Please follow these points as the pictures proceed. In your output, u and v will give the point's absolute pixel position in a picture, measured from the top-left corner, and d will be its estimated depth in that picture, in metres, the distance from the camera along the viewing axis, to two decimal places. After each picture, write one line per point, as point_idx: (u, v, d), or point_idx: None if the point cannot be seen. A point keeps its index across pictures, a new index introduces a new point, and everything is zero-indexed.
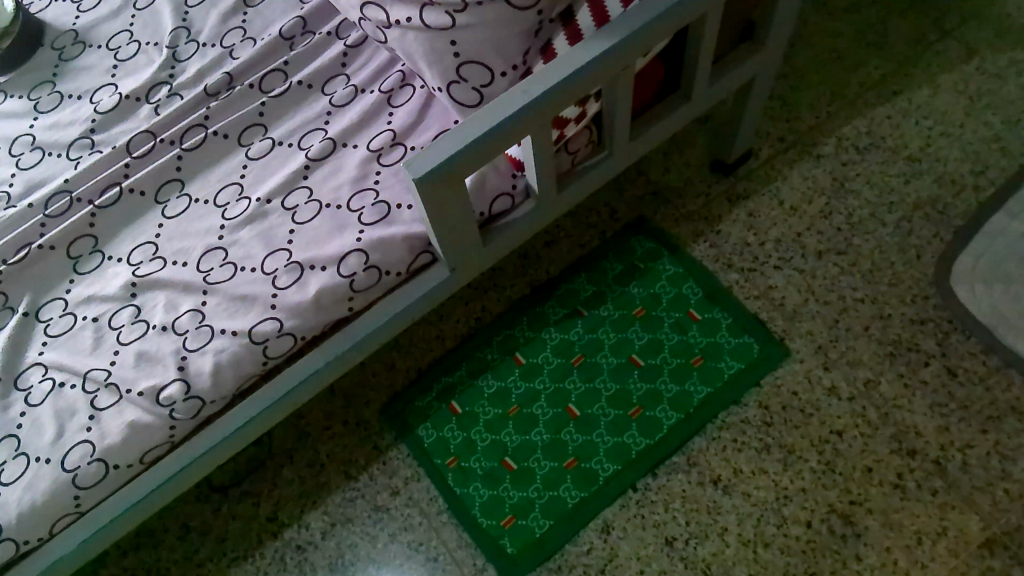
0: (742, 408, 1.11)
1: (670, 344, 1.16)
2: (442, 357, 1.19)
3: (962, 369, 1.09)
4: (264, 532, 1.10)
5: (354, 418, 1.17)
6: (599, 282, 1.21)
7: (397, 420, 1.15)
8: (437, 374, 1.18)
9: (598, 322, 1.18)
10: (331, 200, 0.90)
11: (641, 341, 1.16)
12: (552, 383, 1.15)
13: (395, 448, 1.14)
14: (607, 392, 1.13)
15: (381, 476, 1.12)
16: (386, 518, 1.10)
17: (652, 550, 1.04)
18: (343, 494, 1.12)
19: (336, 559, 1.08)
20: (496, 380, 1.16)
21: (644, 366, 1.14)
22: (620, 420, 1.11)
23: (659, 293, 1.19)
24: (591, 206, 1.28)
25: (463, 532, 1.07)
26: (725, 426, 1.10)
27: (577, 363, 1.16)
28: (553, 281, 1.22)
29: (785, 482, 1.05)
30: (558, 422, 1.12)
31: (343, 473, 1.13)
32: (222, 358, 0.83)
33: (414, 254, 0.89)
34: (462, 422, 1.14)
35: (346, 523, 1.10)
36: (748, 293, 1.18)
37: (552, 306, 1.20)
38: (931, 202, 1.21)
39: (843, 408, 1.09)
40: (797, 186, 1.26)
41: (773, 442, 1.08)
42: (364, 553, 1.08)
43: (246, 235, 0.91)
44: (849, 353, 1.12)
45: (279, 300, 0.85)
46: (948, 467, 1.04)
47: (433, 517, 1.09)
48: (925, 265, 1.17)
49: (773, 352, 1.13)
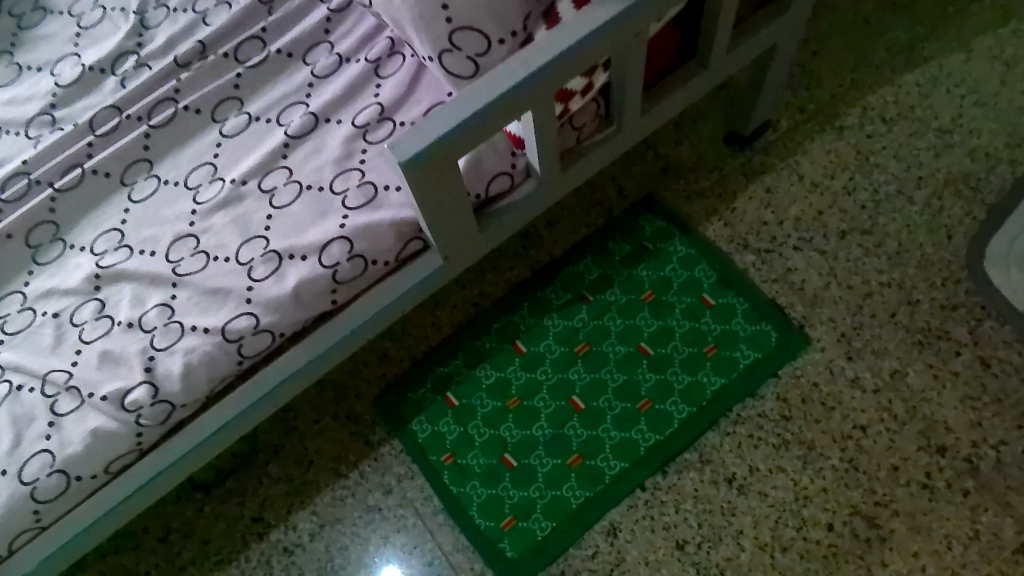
0: (759, 401, 1.03)
1: (681, 332, 1.07)
2: (438, 346, 1.09)
3: (997, 360, 1.02)
4: (249, 534, 1.01)
5: (345, 412, 1.06)
6: (605, 265, 1.12)
7: (390, 413, 1.05)
8: (432, 365, 1.08)
9: (605, 308, 1.09)
10: (312, 181, 0.83)
11: (650, 328, 1.08)
12: (554, 374, 1.06)
13: (388, 443, 1.04)
14: (614, 384, 1.05)
15: (372, 473, 1.03)
16: (378, 519, 1.01)
17: (662, 555, 0.97)
18: (332, 493, 1.02)
19: (326, 563, 0.99)
20: (495, 370, 1.07)
21: (653, 356, 1.06)
22: (627, 413, 1.03)
23: (670, 276, 1.11)
24: (597, 183, 1.19)
25: (460, 535, 0.99)
26: (739, 421, 1.02)
27: (582, 353, 1.07)
28: (557, 263, 1.13)
29: (804, 481, 0.99)
30: (561, 416, 1.04)
31: (333, 471, 1.03)
32: (192, 358, 0.76)
33: (404, 241, 0.81)
34: (459, 416, 1.05)
35: (335, 524, 1.01)
36: (765, 276, 1.10)
37: (556, 291, 1.11)
38: (963, 178, 1.13)
39: (866, 401, 1.02)
40: (818, 160, 1.17)
41: (793, 438, 1.01)
42: (354, 557, 0.99)
43: (219, 221, 0.83)
44: (875, 342, 1.05)
45: (256, 293, 0.78)
46: (980, 466, 0.97)
47: (429, 518, 1.00)
48: (957, 248, 1.09)
49: (791, 340, 1.05)
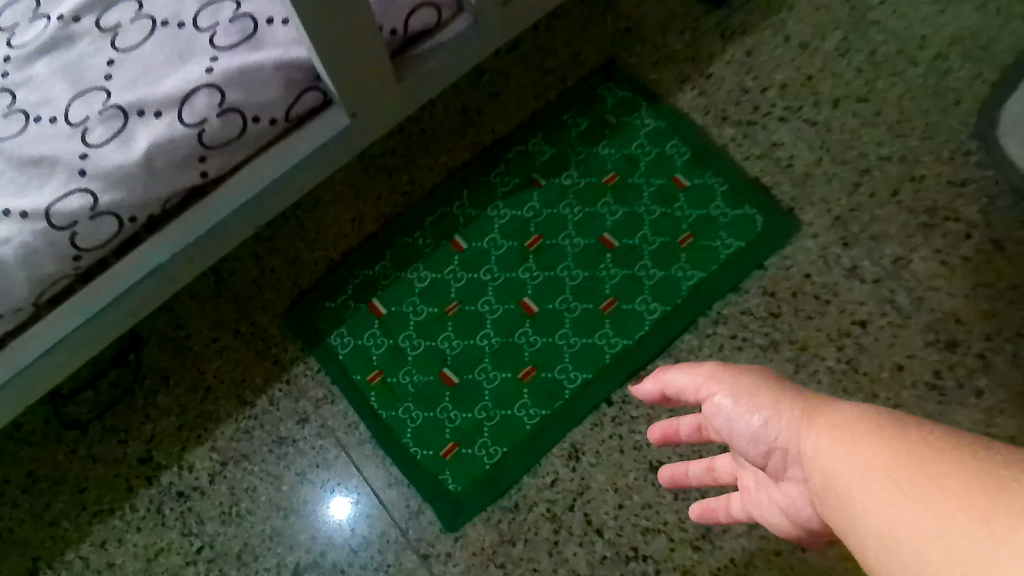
0: (743, 296, 0.88)
1: (652, 219, 0.90)
2: (359, 246, 0.89)
3: (1012, 243, 0.87)
4: (135, 478, 0.82)
5: (248, 327, 0.86)
6: (560, 143, 0.93)
7: (302, 327, 0.86)
8: (354, 268, 0.88)
9: (560, 194, 0.91)
10: (170, 15, 0.61)
11: (615, 215, 0.90)
12: (501, 273, 0.87)
13: (303, 362, 0.85)
14: (573, 282, 0.87)
15: (285, 399, 0.84)
16: (293, 452, 0.83)
17: (632, 480, 0.80)
18: (236, 425, 0.83)
19: (230, 509, 0.81)
20: (429, 271, 0.88)
21: (619, 248, 0.88)
22: (590, 316, 0.86)
23: (637, 154, 0.92)
24: (547, 47, 0.97)
25: (392, 467, 0.82)
26: (721, 320, 0.87)
27: (534, 248, 0.88)
28: (501, 142, 0.93)
29: (797, 387, 0.85)
30: (511, 321, 0.86)
31: (235, 398, 0.84)
32: (7, 253, 0.56)
33: (296, 93, 0.62)
34: (387, 327, 0.86)
35: (241, 462, 0.82)
36: (747, 153, 0.93)
37: (501, 176, 0.92)
38: (971, 35, 0.95)
39: (866, 293, 0.87)
40: (806, 17, 0.98)
41: (782, 338, 0.86)
42: (265, 499, 0.81)
43: (42, 71, 0.61)
44: (874, 225, 0.89)
45: (91, 162, 0.57)
46: (996, 362, 0.83)
47: (354, 450, 0.83)
48: (966, 113, 0.92)
49: (779, 225, 0.89)
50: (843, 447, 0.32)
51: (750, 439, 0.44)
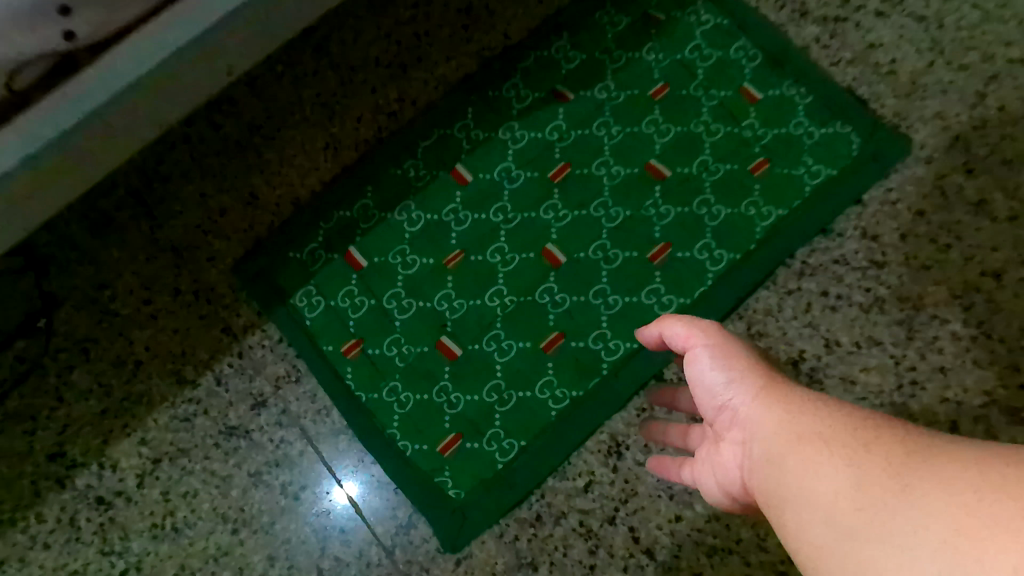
0: (835, 241, 0.66)
1: (714, 142, 0.68)
2: (333, 181, 0.69)
3: None
4: (41, 480, 0.63)
5: (190, 285, 0.67)
6: (592, 46, 0.71)
7: (258, 285, 0.66)
8: (325, 209, 0.68)
9: (593, 111, 0.69)
10: None
11: (665, 137, 0.69)
12: (516, 213, 0.67)
13: (259, 329, 0.65)
14: (610, 224, 0.66)
15: (235, 377, 0.64)
16: (244, 447, 0.63)
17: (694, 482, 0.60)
18: (172, 411, 0.64)
19: (164, 521, 0.62)
20: (423, 212, 0.67)
21: (671, 180, 0.67)
22: (633, 267, 0.65)
23: (692, 58, 0.70)
24: None
25: (375, 467, 0.62)
26: (806, 272, 0.66)
27: (559, 180, 0.68)
28: (514, 46, 0.71)
29: (911, 359, 0.63)
30: (530, 275, 0.65)
31: (173, 376, 0.65)
32: None
33: None
34: (369, 283, 0.66)
35: (177, 460, 0.63)
36: (835, 56, 0.70)
37: (513, 89, 0.70)
38: None
39: (999, 236, 0.64)
40: None
41: (889, 295, 0.65)
42: (208, 508, 0.62)
43: None
44: (1007, 147, 0.66)
45: None
46: None
47: (323, 443, 0.63)
48: None
49: (883, 149, 0.67)
50: (813, 431, 0.29)
51: (707, 390, 0.37)
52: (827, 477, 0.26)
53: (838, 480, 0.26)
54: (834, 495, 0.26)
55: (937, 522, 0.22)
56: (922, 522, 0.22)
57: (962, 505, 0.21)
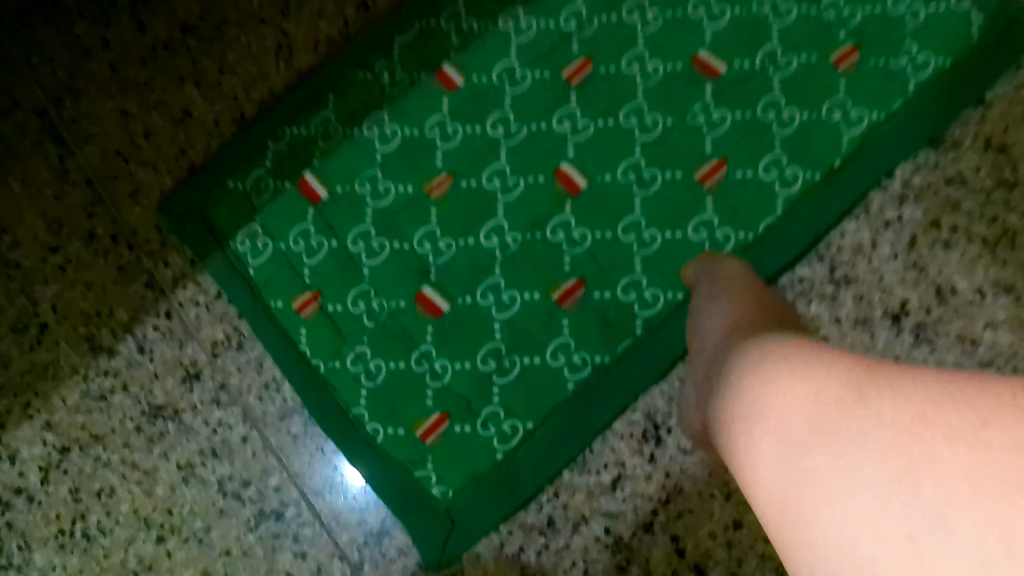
0: (953, 155, 0.48)
1: (791, 25, 0.50)
2: (285, 92, 0.53)
3: None
4: None
5: (105, 226, 0.52)
6: None
7: (190, 225, 0.51)
8: (276, 127, 0.52)
9: None
10: None
11: (721, 21, 0.51)
12: (520, 124, 0.51)
13: (193, 280, 0.51)
14: (644, 136, 0.50)
15: (162, 342, 0.51)
16: (174, 431, 0.49)
17: None
18: (84, 386, 0.50)
19: (74, 527, 0.49)
20: (399, 126, 0.52)
21: (728, 76, 0.50)
22: (676, 192, 0.49)
23: None
24: None
25: (340, 455, 0.48)
26: (914, 198, 0.48)
27: (577, 82, 0.51)
28: None
29: None
30: (538, 205, 0.50)
31: (84, 341, 0.51)
32: None
33: None
34: (330, 219, 0.51)
35: (88, 450, 0.50)
36: None
37: None
38: None
39: None
40: None
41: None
42: (128, 511, 0.49)
43: None
44: None
45: None
46: None
47: (274, 425, 0.49)
48: None
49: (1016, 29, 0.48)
50: (779, 357, 0.30)
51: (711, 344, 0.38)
52: (796, 407, 0.27)
53: (799, 408, 0.27)
54: (796, 425, 0.27)
55: (890, 460, 0.23)
56: (874, 459, 0.23)
57: (911, 441, 0.23)
